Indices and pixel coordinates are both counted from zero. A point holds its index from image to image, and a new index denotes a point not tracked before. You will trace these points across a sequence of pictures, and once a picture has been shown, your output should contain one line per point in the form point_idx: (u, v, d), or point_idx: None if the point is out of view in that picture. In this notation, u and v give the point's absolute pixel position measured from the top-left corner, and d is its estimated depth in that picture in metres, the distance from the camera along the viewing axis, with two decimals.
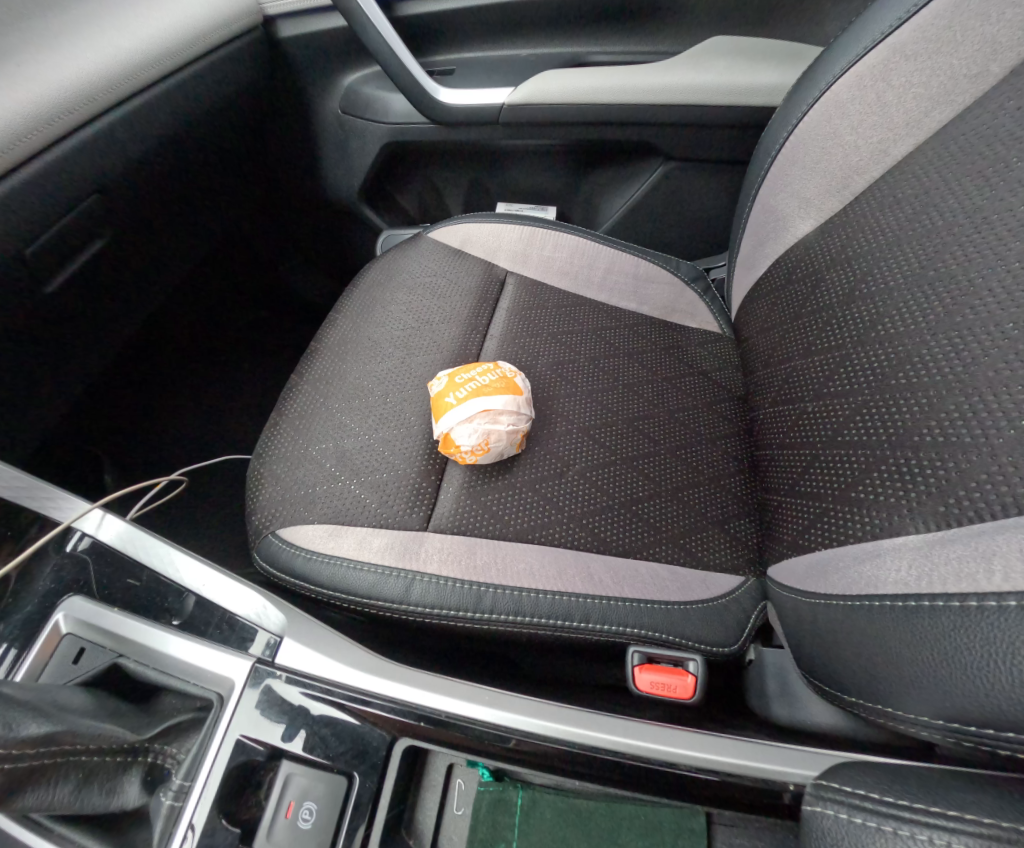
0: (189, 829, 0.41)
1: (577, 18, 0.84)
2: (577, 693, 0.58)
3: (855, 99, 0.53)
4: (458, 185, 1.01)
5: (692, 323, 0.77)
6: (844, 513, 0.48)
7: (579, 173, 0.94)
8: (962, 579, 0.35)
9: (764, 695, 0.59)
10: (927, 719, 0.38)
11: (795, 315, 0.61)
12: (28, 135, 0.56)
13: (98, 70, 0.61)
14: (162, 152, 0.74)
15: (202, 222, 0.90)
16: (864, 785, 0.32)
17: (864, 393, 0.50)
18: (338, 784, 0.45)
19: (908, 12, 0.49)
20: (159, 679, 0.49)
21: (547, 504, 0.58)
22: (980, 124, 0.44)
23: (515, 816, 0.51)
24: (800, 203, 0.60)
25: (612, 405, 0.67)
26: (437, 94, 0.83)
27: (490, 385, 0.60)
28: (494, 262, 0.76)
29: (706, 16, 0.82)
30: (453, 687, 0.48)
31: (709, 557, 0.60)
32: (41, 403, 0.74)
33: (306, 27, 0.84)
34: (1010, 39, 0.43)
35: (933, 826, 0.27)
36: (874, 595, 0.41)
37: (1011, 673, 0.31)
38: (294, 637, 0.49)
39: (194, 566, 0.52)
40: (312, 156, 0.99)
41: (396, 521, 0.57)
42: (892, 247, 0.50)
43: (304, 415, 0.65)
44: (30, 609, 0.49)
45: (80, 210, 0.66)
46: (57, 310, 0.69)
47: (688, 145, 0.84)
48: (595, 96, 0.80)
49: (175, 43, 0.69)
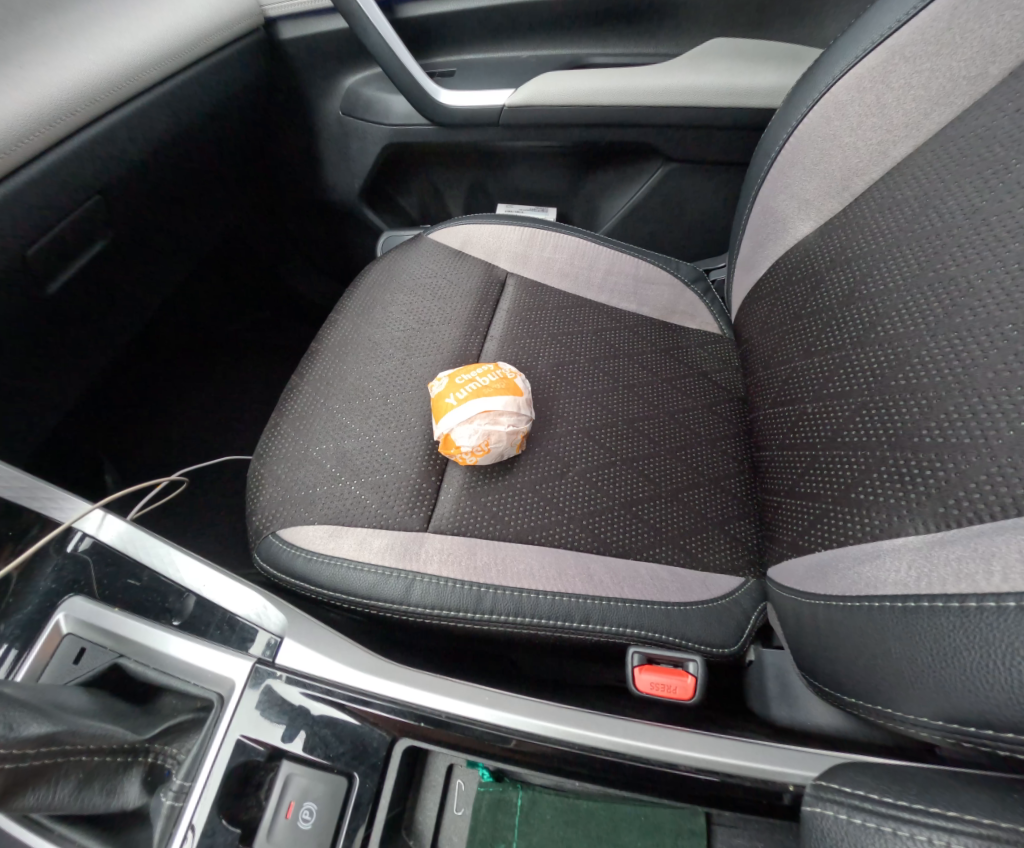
0: (189, 829, 0.41)
1: (577, 20, 0.84)
2: (577, 693, 0.58)
3: (855, 101, 0.53)
4: (459, 186, 1.01)
5: (692, 324, 0.77)
6: (843, 514, 0.49)
7: (579, 174, 0.95)
8: (962, 579, 0.35)
9: (764, 695, 0.59)
10: (926, 720, 0.38)
11: (795, 316, 0.61)
12: (30, 136, 0.56)
13: (99, 72, 0.61)
14: (163, 153, 0.74)
15: (203, 223, 0.91)
16: (864, 785, 0.32)
17: (863, 394, 0.50)
18: (339, 784, 0.45)
19: (908, 14, 0.49)
20: (160, 679, 0.49)
21: (547, 504, 0.59)
22: (979, 126, 0.45)
23: (515, 817, 0.50)
24: (800, 204, 0.60)
25: (612, 406, 0.67)
26: (437, 95, 0.84)
27: (490, 385, 0.60)
28: (494, 263, 0.76)
29: (706, 18, 0.82)
30: (453, 687, 0.48)
31: (709, 558, 0.60)
32: (42, 403, 0.74)
33: (307, 29, 0.85)
34: (1010, 41, 0.43)
35: (932, 826, 0.27)
36: (874, 596, 0.41)
37: (1011, 673, 0.31)
38: (294, 637, 0.49)
39: (195, 566, 0.53)
40: (312, 158, 0.99)
41: (396, 522, 0.57)
42: (891, 248, 0.50)
43: (305, 416, 0.65)
44: (30, 609, 0.49)
45: (82, 211, 0.66)
46: (59, 311, 0.69)
47: (688, 147, 0.84)
48: (595, 98, 0.80)
49: (177, 45, 0.69)
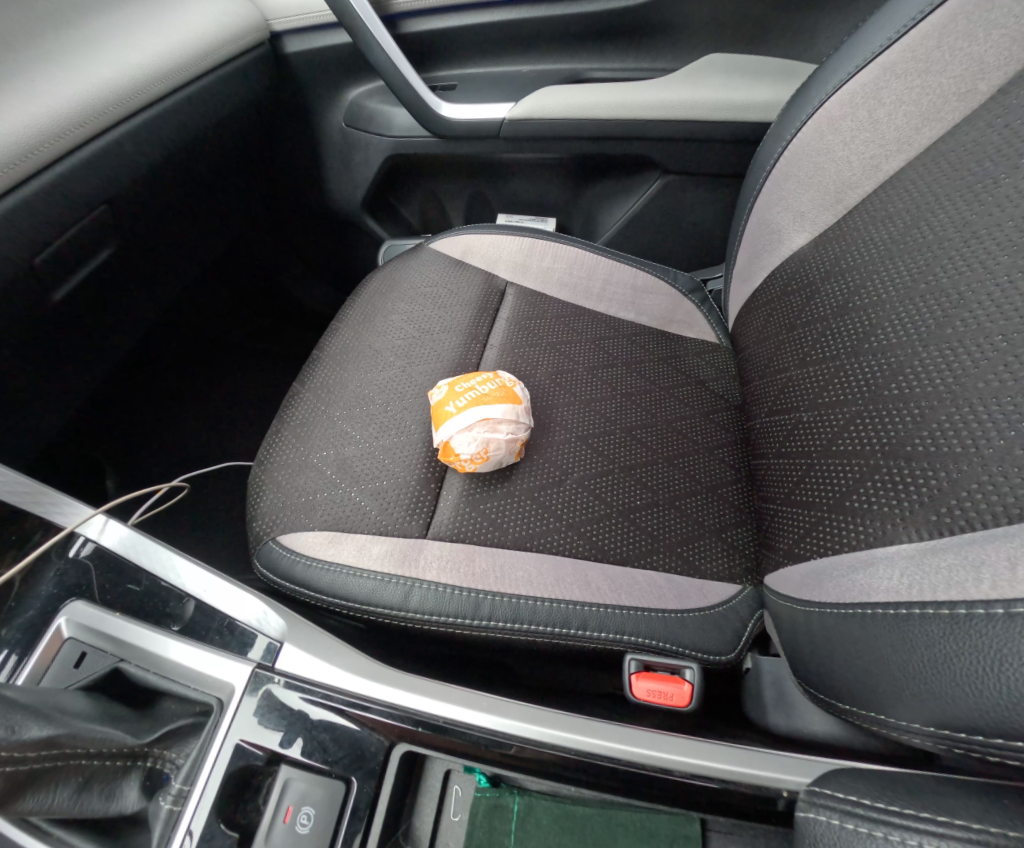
0: (187, 835, 0.41)
1: (577, 36, 0.85)
2: (574, 700, 0.58)
3: (848, 117, 0.54)
4: (458, 196, 1.03)
5: (690, 333, 0.78)
6: (838, 522, 0.49)
7: (578, 186, 0.96)
8: (953, 587, 0.35)
9: (760, 702, 0.59)
10: (918, 726, 0.39)
11: (790, 325, 0.62)
12: (36, 150, 0.57)
13: (106, 89, 0.63)
14: (170, 162, 0.75)
15: (207, 233, 0.92)
16: (855, 791, 0.32)
17: (855, 405, 0.51)
18: (337, 789, 0.45)
19: (897, 33, 0.50)
20: (158, 683, 0.49)
21: (546, 511, 0.59)
22: (970, 140, 0.45)
23: (512, 822, 0.50)
24: (795, 216, 0.61)
25: (610, 414, 0.68)
26: (439, 108, 0.85)
27: (490, 394, 0.61)
28: (494, 273, 0.77)
29: (704, 33, 0.83)
30: (451, 692, 0.49)
31: (707, 566, 0.61)
32: (48, 410, 0.75)
33: (311, 42, 0.86)
34: (999, 59, 0.44)
35: (922, 832, 0.27)
36: (866, 604, 0.42)
37: (1000, 681, 0.32)
38: (294, 642, 0.50)
39: (194, 570, 0.53)
40: (315, 167, 1.01)
41: (396, 529, 0.57)
42: (884, 259, 0.51)
43: (305, 424, 0.66)
44: (32, 614, 0.49)
45: (89, 222, 0.67)
46: (64, 318, 0.70)
47: (686, 160, 0.85)
48: (593, 111, 0.82)
49: (184, 62, 0.71)
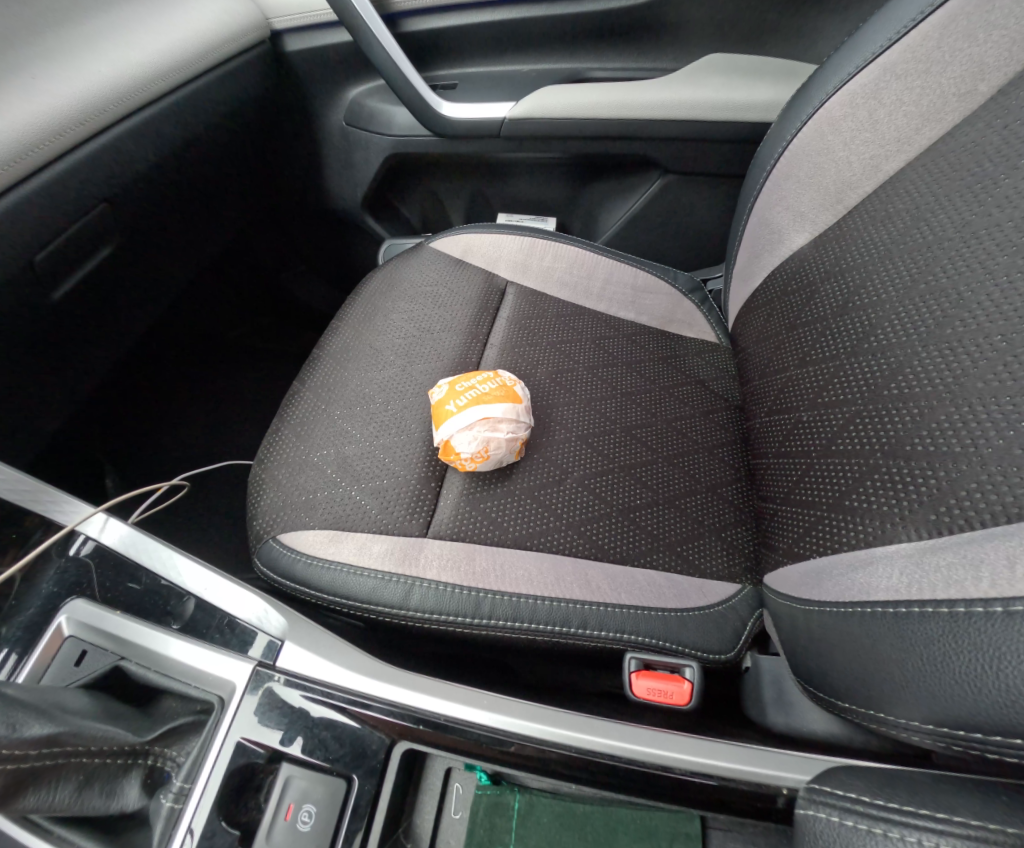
0: (188, 833, 0.41)
1: (578, 35, 0.85)
2: (573, 699, 0.58)
3: (848, 118, 0.55)
4: (459, 195, 1.03)
5: (690, 333, 0.78)
6: (837, 521, 0.49)
7: (578, 186, 0.96)
8: (952, 586, 0.36)
9: (760, 701, 0.59)
10: (917, 724, 0.39)
11: (790, 325, 0.62)
12: (36, 148, 0.57)
13: (106, 86, 0.62)
14: (170, 160, 0.75)
15: (207, 232, 0.92)
16: (854, 789, 0.32)
17: (854, 404, 0.51)
18: (338, 786, 0.45)
19: (897, 34, 0.50)
20: (159, 681, 0.49)
21: (546, 510, 0.59)
22: (969, 141, 0.46)
23: (512, 819, 0.50)
24: (795, 216, 0.61)
25: (610, 413, 0.68)
26: (440, 107, 0.85)
27: (490, 393, 0.61)
28: (494, 272, 0.77)
29: (705, 32, 0.83)
30: (451, 691, 0.49)
31: (706, 565, 0.61)
32: (48, 408, 0.75)
33: (311, 41, 0.86)
34: (998, 60, 0.44)
35: (921, 828, 0.27)
36: (865, 603, 0.42)
37: (999, 679, 0.32)
38: (295, 641, 0.50)
39: (195, 569, 0.53)
40: (315, 166, 1.00)
41: (396, 528, 0.58)
42: (884, 260, 0.51)
43: (306, 423, 0.66)
44: (32, 612, 0.49)
45: (89, 220, 0.67)
46: (64, 316, 0.70)
47: (686, 160, 0.85)
48: (593, 111, 0.82)
49: (184, 60, 0.71)
